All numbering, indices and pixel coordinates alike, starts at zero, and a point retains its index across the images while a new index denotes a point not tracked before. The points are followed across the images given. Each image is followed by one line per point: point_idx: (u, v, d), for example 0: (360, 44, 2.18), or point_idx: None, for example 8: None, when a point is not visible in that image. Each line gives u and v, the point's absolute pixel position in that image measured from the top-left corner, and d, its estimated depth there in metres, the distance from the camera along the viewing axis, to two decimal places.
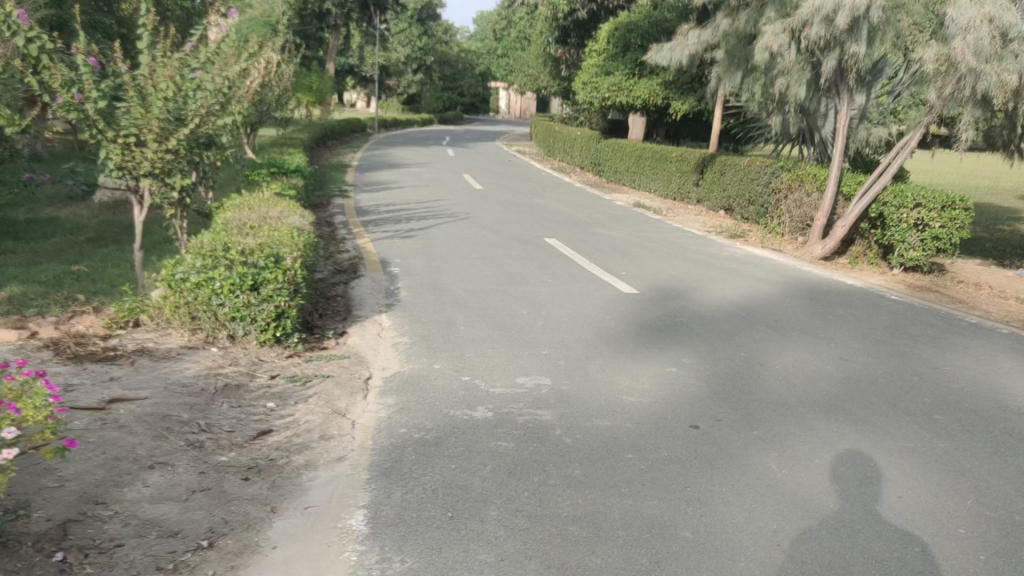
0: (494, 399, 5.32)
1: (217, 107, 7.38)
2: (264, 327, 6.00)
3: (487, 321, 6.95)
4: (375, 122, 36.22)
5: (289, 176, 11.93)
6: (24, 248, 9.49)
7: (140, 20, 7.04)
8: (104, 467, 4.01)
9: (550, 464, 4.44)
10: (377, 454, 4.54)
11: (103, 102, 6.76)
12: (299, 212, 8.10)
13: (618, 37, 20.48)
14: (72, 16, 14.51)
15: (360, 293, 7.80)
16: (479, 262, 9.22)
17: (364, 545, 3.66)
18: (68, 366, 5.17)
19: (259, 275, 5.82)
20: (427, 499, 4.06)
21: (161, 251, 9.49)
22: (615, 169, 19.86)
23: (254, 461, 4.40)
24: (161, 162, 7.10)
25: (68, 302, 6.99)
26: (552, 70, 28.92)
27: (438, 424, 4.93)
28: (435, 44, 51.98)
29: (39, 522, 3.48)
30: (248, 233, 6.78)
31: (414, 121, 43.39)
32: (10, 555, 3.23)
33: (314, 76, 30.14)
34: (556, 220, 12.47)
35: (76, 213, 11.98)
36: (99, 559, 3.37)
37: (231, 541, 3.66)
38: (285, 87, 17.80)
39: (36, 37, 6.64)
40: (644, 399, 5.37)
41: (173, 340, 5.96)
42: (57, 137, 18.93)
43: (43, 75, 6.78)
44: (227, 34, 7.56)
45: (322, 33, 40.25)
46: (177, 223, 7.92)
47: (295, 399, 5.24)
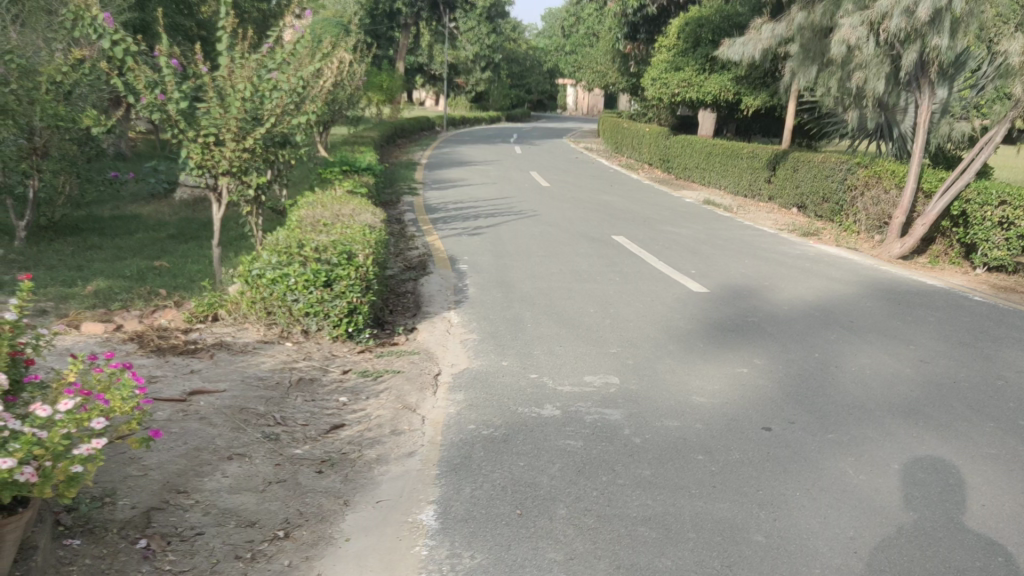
0: (562, 397, 5.31)
1: (292, 107, 7.53)
2: (337, 323, 6.11)
3: (556, 319, 6.95)
4: (444, 120, 36.49)
5: (360, 174, 12.12)
6: (109, 244, 9.87)
7: (219, 23, 7.24)
8: (186, 457, 4.15)
9: (619, 464, 4.42)
10: (447, 450, 4.59)
11: (183, 103, 7.00)
12: (371, 210, 8.22)
13: (688, 32, 20.27)
14: (154, 19, 15.02)
15: (429, 289, 7.89)
16: (546, 259, 9.23)
17: (434, 540, 3.71)
18: (151, 358, 5.37)
19: (332, 272, 5.95)
20: (497, 496, 4.09)
21: (238, 247, 9.75)
22: (684, 165, 19.65)
23: (327, 455, 4.48)
24: (238, 161, 7.28)
25: (150, 296, 7.23)
26: (620, 66, 28.76)
27: (507, 421, 4.95)
28: (503, 41, 52.09)
29: (124, 509, 3.62)
30: (322, 230, 6.91)
31: (481, 118, 43.61)
32: (97, 542, 3.36)
33: (384, 75, 30.56)
34: (624, 217, 12.41)
35: (158, 209, 12.40)
36: (181, 547, 3.49)
37: (306, 533, 3.74)
38: (356, 86, 18.09)
39: (122, 40, 6.89)
40: (714, 400, 5.31)
41: (250, 334, 6.11)
42: (139, 137, 19.63)
43: (128, 76, 7.04)
44: (303, 35, 7.71)
45: (393, 32, 40.79)
46: (253, 220, 8.12)
47: (367, 394, 5.32)
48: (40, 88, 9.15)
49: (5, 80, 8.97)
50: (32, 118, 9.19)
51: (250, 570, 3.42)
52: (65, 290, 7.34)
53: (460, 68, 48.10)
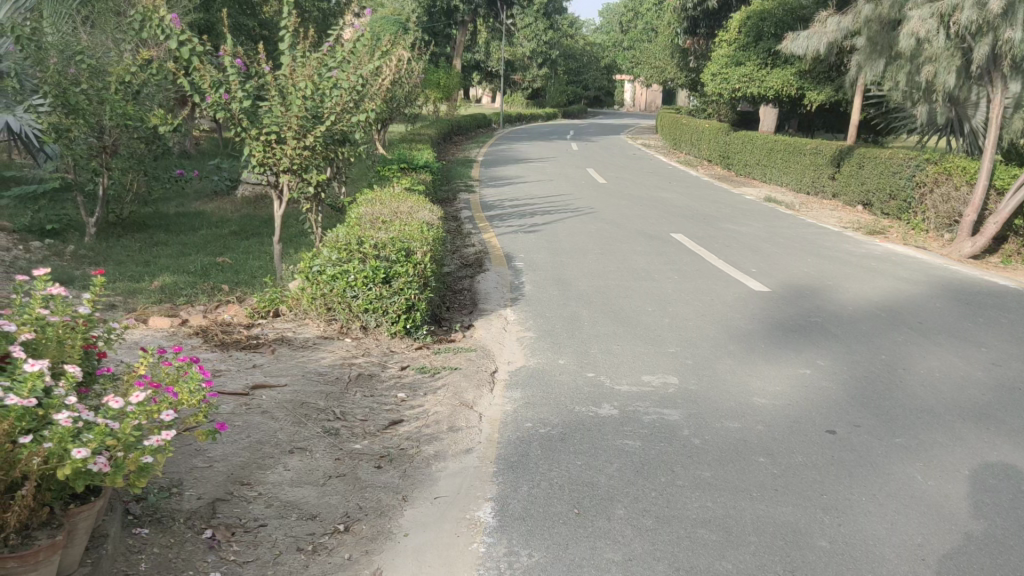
0: (620, 397, 5.27)
1: (352, 105, 7.60)
2: (395, 319, 6.16)
3: (613, 318, 6.91)
4: (500, 118, 36.53)
5: (418, 171, 12.21)
6: (175, 240, 10.08)
7: (281, 22, 7.35)
8: (249, 450, 4.24)
9: (678, 465, 4.37)
10: (504, 447, 4.59)
11: (248, 102, 7.14)
12: (429, 207, 8.27)
13: (749, 26, 19.94)
14: (218, 20, 15.37)
15: (486, 287, 7.90)
16: (603, 257, 9.17)
17: (492, 538, 3.71)
18: (216, 353, 5.49)
19: (391, 269, 6.03)
20: (554, 494, 4.07)
21: (298, 244, 9.87)
22: (744, 161, 19.36)
23: (386, 450, 4.51)
24: (299, 159, 7.38)
25: (214, 292, 7.38)
26: (679, 61, 28.50)
27: (564, 419, 4.93)
28: (560, 38, 51.94)
29: (190, 500, 3.71)
30: (381, 227, 6.97)
31: (538, 114, 43.56)
32: (164, 531, 3.44)
33: (441, 72, 30.76)
34: (682, 215, 12.27)
35: (221, 206, 12.64)
36: (245, 538, 3.56)
37: (366, 527, 3.77)
38: (414, 83, 18.22)
39: (188, 40, 7.05)
40: (776, 401, 5.22)
41: (310, 330, 6.19)
42: (204, 135, 20.09)
43: (194, 76, 7.21)
44: (363, 34, 7.78)
45: (451, 29, 41.03)
46: (313, 216, 8.23)
47: (424, 391, 5.35)
48: (109, 89, 9.42)
49: (76, 81, 9.25)
50: (102, 117, 9.46)
51: (311, 562, 3.47)
52: (133, 285, 7.54)
53: (517, 65, 48.08)
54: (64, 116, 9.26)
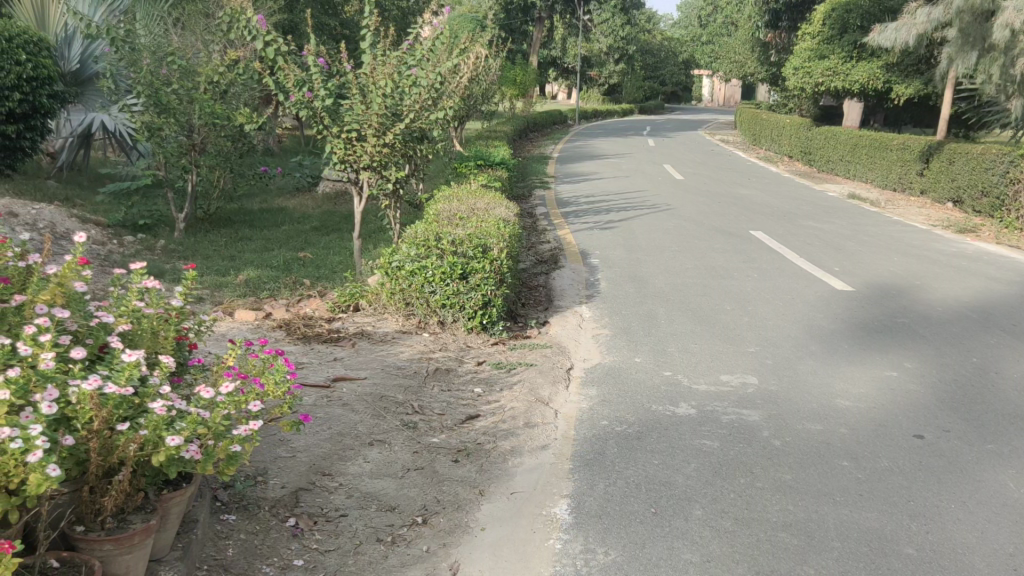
0: (697, 397, 5.22)
1: (431, 103, 7.67)
2: (472, 315, 6.21)
3: (690, 316, 6.83)
4: (575, 114, 36.44)
5: (494, 168, 12.28)
6: (259, 236, 10.36)
7: (363, 22, 7.47)
8: (330, 442, 4.35)
9: (757, 466, 4.30)
10: (581, 444, 4.59)
11: (329, 100, 7.29)
12: (505, 204, 8.31)
13: (835, 18, 19.48)
14: (302, 20, 15.75)
15: (561, 283, 7.90)
16: (680, 255, 9.06)
17: (568, 534, 3.71)
18: (298, 346, 5.65)
19: (468, 265, 6.12)
20: (631, 493, 4.06)
21: (377, 240, 10.04)
22: (827, 157, 18.87)
23: (463, 444, 4.56)
24: (378, 156, 7.51)
25: (297, 286, 7.57)
26: (760, 55, 28.03)
27: (640, 418, 4.90)
28: (638, 33, 51.48)
29: (275, 488, 3.82)
30: (458, 224, 7.04)
31: (613, 110, 43.25)
32: (250, 517, 3.56)
33: (518, 69, 30.82)
34: (762, 212, 12.04)
35: (303, 203, 12.94)
36: (326, 528, 3.65)
37: (443, 520, 3.82)
38: (491, 80, 18.33)
39: (273, 41, 7.26)
40: (860, 403, 5.09)
41: (389, 324, 6.29)
42: (287, 133, 20.57)
43: (278, 76, 7.41)
44: (442, 32, 7.84)
45: (527, 26, 41.14)
46: (392, 213, 8.36)
47: (501, 386, 5.39)
48: (199, 89, 9.76)
49: (167, 81, 9.60)
50: (192, 116, 9.79)
51: (390, 553, 3.53)
52: (220, 279, 7.78)
53: (593, 61, 47.74)
54: (156, 115, 9.62)
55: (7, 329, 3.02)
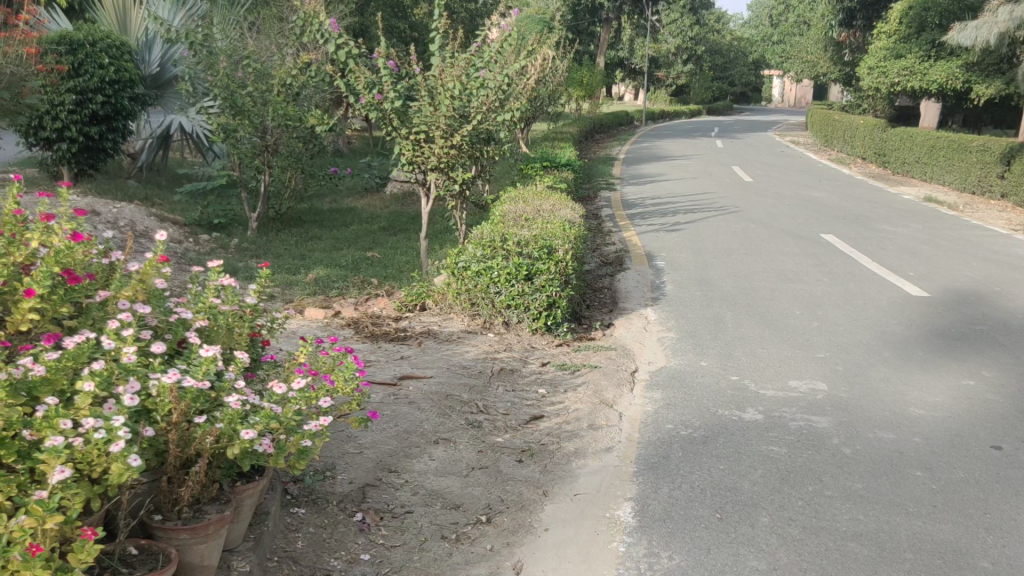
0: (765, 402, 5.14)
1: (498, 104, 7.70)
2: (537, 316, 6.23)
3: (758, 320, 6.73)
4: (642, 115, 36.20)
5: (560, 170, 12.29)
6: (328, 235, 10.55)
7: (433, 24, 7.55)
8: (396, 439, 4.42)
9: (827, 474, 4.22)
10: (645, 448, 4.56)
11: (399, 102, 7.40)
12: (571, 205, 8.31)
13: (912, 17, 19.01)
14: (373, 23, 16.02)
15: (626, 285, 7.87)
16: (749, 257, 8.94)
17: (632, 538, 3.70)
18: (366, 344, 5.75)
19: (533, 266, 6.16)
20: (695, 497, 4.02)
21: (444, 240, 10.15)
22: (902, 159, 18.39)
23: (527, 445, 4.58)
24: (446, 158, 7.59)
25: (365, 285, 7.69)
26: (833, 55, 27.53)
27: (706, 422, 4.85)
28: (707, 32, 50.85)
29: (343, 484, 3.90)
30: (524, 225, 7.09)
31: (681, 111, 42.83)
32: (319, 512, 3.64)
33: (585, 70, 30.76)
34: (833, 214, 11.80)
35: (372, 203, 13.13)
36: (392, 523, 3.71)
37: (507, 519, 3.84)
38: (558, 81, 18.31)
39: (345, 44, 7.42)
40: (936, 412, 4.95)
41: (455, 323, 6.35)
42: (357, 134, 20.90)
43: (349, 78, 7.56)
44: (509, 34, 7.86)
45: (595, 27, 40.98)
46: (459, 213, 8.43)
47: (565, 387, 5.39)
48: (273, 91, 10.01)
49: (243, 83, 9.86)
50: (266, 118, 10.03)
51: (455, 550, 3.57)
52: (291, 277, 7.95)
53: (661, 62, 47.31)
54: (232, 117, 9.89)
55: (91, 323, 3.13)
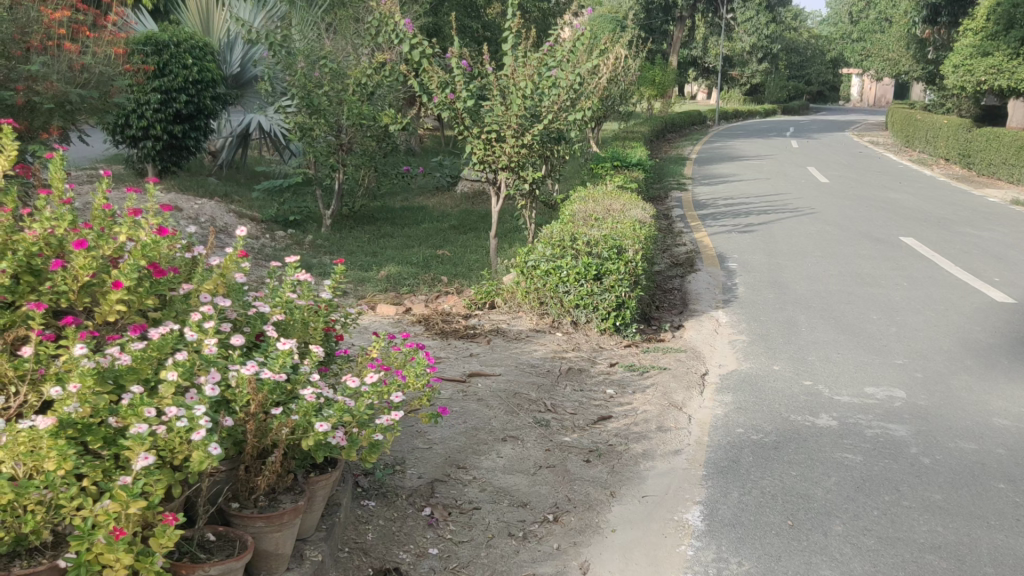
0: (839, 408, 5.02)
1: (569, 104, 7.69)
2: (605, 316, 6.21)
3: (833, 324, 6.58)
4: (715, 114, 35.70)
5: (631, 170, 12.21)
6: (400, 233, 10.70)
7: (506, 24, 7.58)
8: (465, 435, 4.46)
9: (904, 484, 4.11)
10: (714, 451, 4.50)
11: (471, 102, 7.47)
12: (642, 205, 8.25)
13: (1000, 12, 18.27)
14: (446, 23, 16.16)
15: (697, 287, 7.77)
16: (824, 260, 8.75)
17: (701, 541, 3.65)
18: (436, 341, 5.81)
19: (602, 266, 6.13)
20: (766, 503, 3.95)
21: (513, 238, 10.20)
22: (987, 160, 17.77)
23: (595, 445, 4.56)
24: (516, 157, 7.60)
25: (435, 283, 7.77)
26: (916, 52, 26.73)
27: (778, 427, 4.77)
28: (784, 31, 49.80)
29: (412, 478, 3.96)
30: (594, 224, 7.09)
31: (755, 110, 42.06)
32: (388, 504, 3.70)
33: (657, 69, 30.48)
34: (914, 217, 11.45)
35: (442, 202, 13.27)
36: (460, 519, 3.74)
37: (574, 518, 3.84)
38: (630, 80, 18.16)
39: (419, 44, 7.52)
40: (1021, 423, 4.77)
41: (523, 322, 6.37)
42: (429, 133, 21.11)
43: (423, 78, 7.68)
44: (582, 33, 7.83)
45: (668, 26, 40.55)
46: (528, 213, 8.45)
47: (633, 388, 5.35)
48: (348, 91, 10.17)
49: (319, 83, 10.06)
50: (340, 117, 10.22)
51: (522, 548, 3.58)
52: (363, 274, 8.08)
53: (735, 61, 46.48)
54: (308, 116, 10.13)
55: (175, 315, 3.24)
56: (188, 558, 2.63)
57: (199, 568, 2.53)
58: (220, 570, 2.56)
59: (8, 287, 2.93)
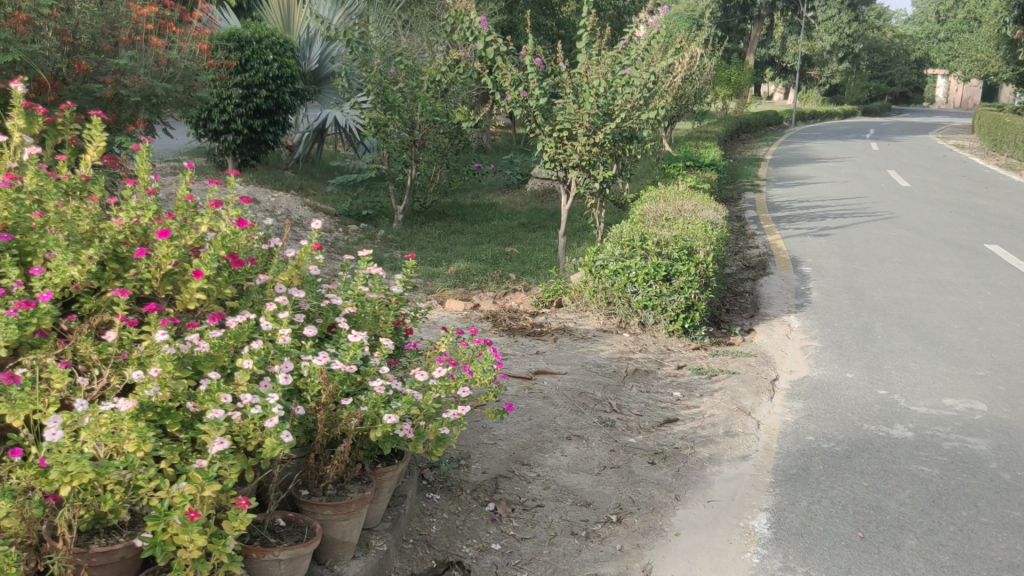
0: (915, 419, 4.88)
1: (642, 103, 7.63)
2: (674, 318, 6.15)
3: (911, 333, 6.39)
4: (792, 115, 34.97)
5: (704, 170, 12.05)
6: (470, 230, 10.78)
7: (580, 21, 7.56)
8: (530, 432, 4.47)
9: (982, 500, 3.97)
10: (783, 459, 4.41)
11: (543, 100, 7.48)
12: (714, 206, 8.14)
13: None
14: (520, 21, 16.20)
15: (769, 291, 7.62)
16: (903, 266, 8.49)
17: (767, 549, 3.59)
18: (503, 337, 5.85)
19: (672, 267, 6.06)
20: (836, 514, 3.86)
21: (582, 238, 10.18)
22: None
23: (660, 447, 4.52)
24: (588, 155, 7.58)
25: (503, 280, 7.81)
26: (1006, 53, 25.74)
27: (850, 436, 4.65)
28: (866, 29, 48.43)
29: (477, 473, 3.99)
30: (664, 224, 7.02)
31: (834, 110, 41.07)
32: (453, 498, 3.74)
33: (733, 68, 29.97)
34: (1000, 224, 11.02)
35: (512, 199, 13.32)
36: (523, 516, 3.76)
37: (638, 520, 3.81)
38: (705, 79, 17.92)
39: (493, 42, 7.57)
40: None
41: (590, 322, 6.35)
42: (500, 130, 21.19)
43: (496, 76, 7.73)
44: (657, 30, 7.75)
45: (745, 24, 39.96)
46: (598, 211, 8.42)
47: (701, 392, 5.28)
48: (422, 87, 10.26)
49: (395, 80, 10.19)
50: (414, 114, 10.33)
51: (584, 547, 3.58)
52: (433, 269, 8.16)
53: (815, 60, 45.44)
54: (383, 113, 10.29)
55: (251, 305, 3.32)
56: (258, 542, 2.70)
57: (269, 552, 2.60)
58: (289, 555, 2.62)
59: (95, 273, 3.05)
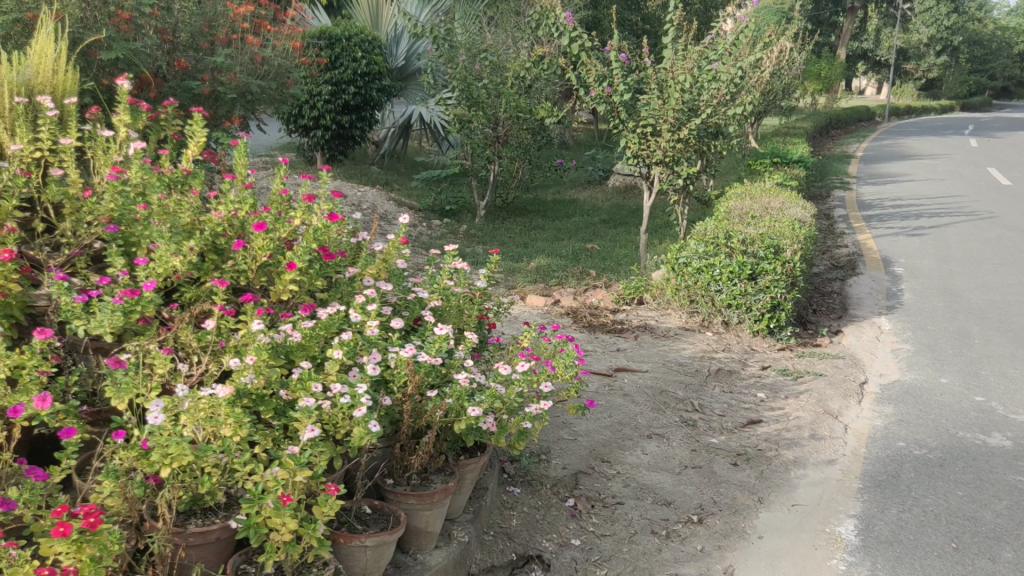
0: (1014, 428, 4.68)
1: (729, 98, 7.52)
2: (758, 317, 6.04)
3: (1011, 337, 6.13)
4: (885, 110, 33.83)
5: (792, 167, 11.79)
6: (551, 225, 10.79)
7: (666, 16, 7.48)
8: (610, 429, 4.46)
9: None
10: (872, 464, 4.29)
11: (628, 95, 7.43)
12: (802, 204, 7.95)
13: None
14: (605, 16, 16.11)
15: (858, 291, 7.40)
16: (1003, 268, 8.14)
17: (854, 557, 3.50)
18: (583, 334, 5.85)
19: (757, 266, 5.96)
20: (928, 523, 3.73)
21: (664, 234, 10.08)
22: None
23: (743, 449, 4.45)
24: (672, 152, 7.49)
25: (584, 276, 7.80)
26: None
27: (944, 443, 4.50)
28: (967, 20, 46.43)
29: (557, 468, 4.00)
30: (750, 222, 6.90)
31: (930, 106, 39.56)
32: (533, 492, 3.76)
33: (824, 61, 29.16)
34: None
35: (593, 195, 13.28)
36: (603, 512, 3.75)
37: (719, 522, 3.77)
38: (794, 74, 17.51)
39: (578, 38, 7.56)
40: None
41: (672, 320, 6.28)
42: (582, 126, 21.12)
43: (581, 71, 7.72)
44: (746, 24, 7.61)
45: (837, 17, 38.82)
46: (681, 208, 8.32)
47: (786, 393, 5.17)
48: (506, 83, 10.29)
49: (479, 76, 10.25)
50: (498, 110, 10.41)
51: (664, 547, 3.55)
52: (515, 264, 8.21)
53: (911, 53, 43.80)
54: (467, 109, 10.41)
55: (340, 296, 3.40)
56: (345, 528, 2.77)
57: (356, 538, 2.66)
58: (375, 542, 2.68)
59: (195, 264, 3.17)
